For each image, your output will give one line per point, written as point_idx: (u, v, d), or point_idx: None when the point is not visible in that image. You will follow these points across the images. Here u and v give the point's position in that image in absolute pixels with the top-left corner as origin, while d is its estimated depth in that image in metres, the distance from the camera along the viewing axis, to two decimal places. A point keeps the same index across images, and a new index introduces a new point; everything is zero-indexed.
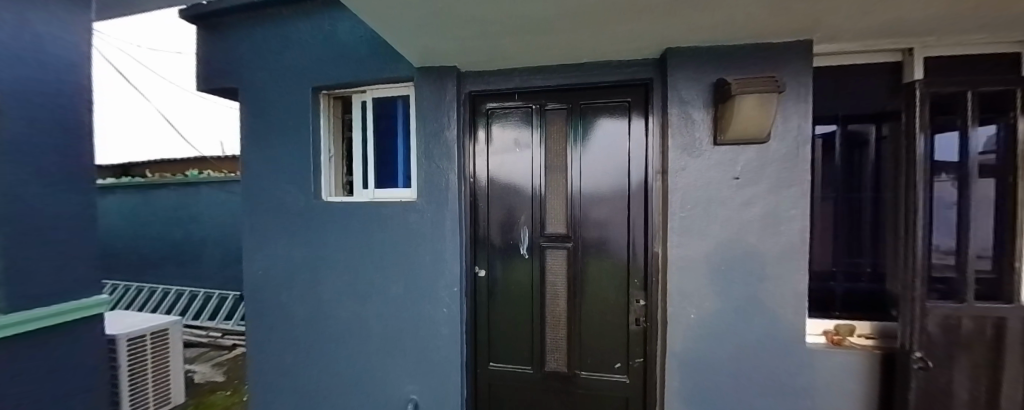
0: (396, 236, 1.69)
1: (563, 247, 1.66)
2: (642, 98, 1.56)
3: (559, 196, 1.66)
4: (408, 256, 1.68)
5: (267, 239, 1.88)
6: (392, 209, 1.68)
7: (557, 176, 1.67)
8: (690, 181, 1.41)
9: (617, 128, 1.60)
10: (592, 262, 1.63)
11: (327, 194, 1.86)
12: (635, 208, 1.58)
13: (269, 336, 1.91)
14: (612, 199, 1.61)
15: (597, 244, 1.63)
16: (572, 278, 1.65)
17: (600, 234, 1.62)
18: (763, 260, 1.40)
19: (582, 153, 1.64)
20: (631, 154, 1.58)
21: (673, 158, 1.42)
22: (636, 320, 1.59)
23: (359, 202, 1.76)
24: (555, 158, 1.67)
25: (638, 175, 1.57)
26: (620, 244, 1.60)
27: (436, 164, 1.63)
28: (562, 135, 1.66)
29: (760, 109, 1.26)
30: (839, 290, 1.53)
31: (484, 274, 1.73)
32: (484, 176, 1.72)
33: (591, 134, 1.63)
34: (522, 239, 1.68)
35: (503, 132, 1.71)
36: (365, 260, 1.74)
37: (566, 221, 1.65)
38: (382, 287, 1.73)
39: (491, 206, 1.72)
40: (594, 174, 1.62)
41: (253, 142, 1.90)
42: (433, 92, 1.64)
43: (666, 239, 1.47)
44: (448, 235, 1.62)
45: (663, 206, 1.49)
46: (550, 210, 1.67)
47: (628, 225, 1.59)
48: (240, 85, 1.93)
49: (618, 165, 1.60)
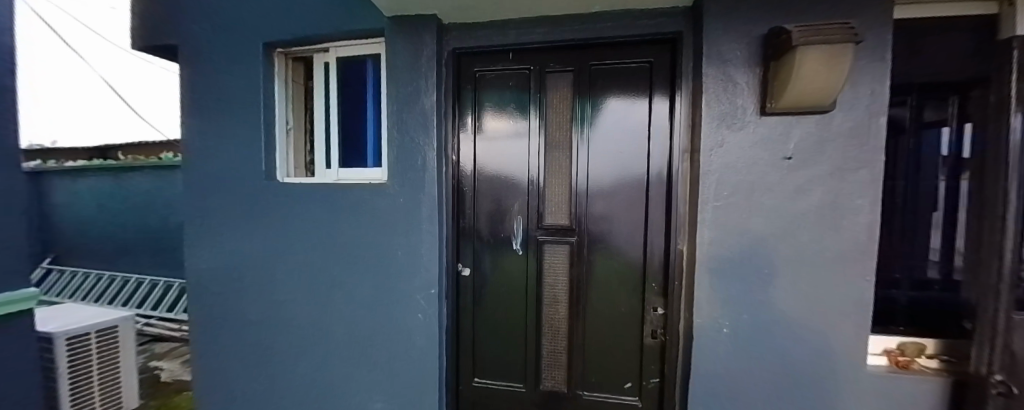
0: (362, 226, 1.39)
1: (565, 244, 1.36)
2: (668, 58, 1.25)
3: (562, 181, 1.37)
4: (376, 251, 1.38)
5: (212, 227, 1.58)
6: (358, 193, 1.38)
7: (559, 156, 1.37)
8: (728, 160, 1.11)
9: (634, 97, 1.29)
10: (599, 261, 1.34)
11: (282, 175, 1.55)
12: (652, 196, 1.28)
13: (218, 341, 1.63)
14: (625, 185, 1.31)
15: (606, 240, 1.34)
16: (574, 280, 1.36)
17: (610, 227, 1.33)
18: (817, 263, 1.11)
19: (589, 129, 1.33)
20: (650, 128, 1.27)
21: (707, 131, 1.12)
22: (652, 333, 1.31)
23: (318, 183, 1.45)
24: (556, 134, 1.36)
25: (659, 155, 1.26)
26: (633, 240, 1.31)
27: (411, 138, 1.32)
28: (565, 107, 1.35)
29: (819, 67, 0.93)
30: (902, 300, 1.24)
31: (469, 273, 1.44)
32: (470, 155, 1.41)
33: (601, 103, 1.32)
34: (514, 231, 1.39)
35: (492, 101, 1.40)
36: (326, 254, 1.45)
37: (569, 212, 1.36)
38: (347, 287, 1.44)
39: (478, 191, 1.42)
40: (604, 155, 1.32)
41: (196, 112, 1.58)
42: (407, 49, 1.32)
43: (694, 234, 1.18)
44: (424, 226, 1.32)
45: (691, 193, 1.18)
46: (548, 197, 1.37)
47: (644, 216, 1.30)
48: (181, 42, 1.60)
49: (633, 142, 1.29)
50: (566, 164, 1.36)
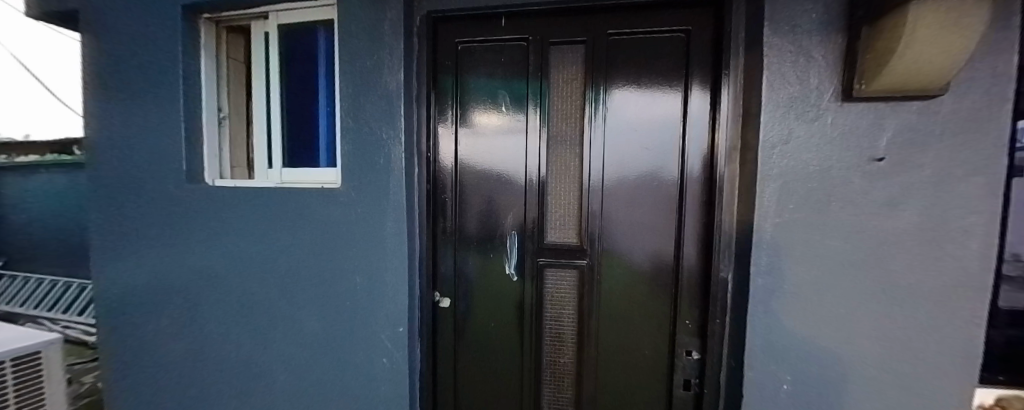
0: (311, 246, 1.08)
1: (572, 267, 1.07)
2: (710, 26, 0.95)
3: (569, 187, 1.07)
4: (328, 277, 1.07)
5: (129, 241, 1.26)
6: (305, 202, 1.07)
7: (565, 155, 1.07)
8: (795, 162, 0.82)
9: (663, 80, 1.00)
10: (615, 290, 1.05)
11: (212, 177, 1.22)
12: (687, 208, 0.99)
13: (143, 381, 1.33)
14: (652, 194, 1.02)
15: (625, 263, 1.05)
16: (584, 314, 1.07)
17: (631, 247, 1.04)
18: (912, 300, 0.83)
19: (605, 122, 1.03)
20: (686, 121, 0.98)
21: (767, 123, 0.83)
22: (684, 383, 1.02)
23: (254, 187, 1.13)
24: (563, 127, 1.06)
25: (699, 156, 0.97)
26: (661, 263, 1.03)
27: (371, 131, 1.00)
28: (573, 92, 1.05)
29: (943, 30, 0.60)
30: (1001, 342, 0.97)
31: (449, 304, 1.13)
32: (452, 154, 1.10)
33: (621, 89, 1.02)
34: (507, 251, 1.09)
35: (478, 83, 1.09)
36: (268, 279, 1.14)
37: (578, 227, 1.06)
38: (294, 321, 1.13)
39: (460, 199, 1.11)
40: (625, 157, 1.03)
41: (104, 96, 1.25)
42: (366, 12, 1.00)
43: (746, 260, 0.88)
44: (388, 246, 1.01)
45: (743, 206, 0.89)
46: (552, 208, 1.07)
47: (675, 233, 1.01)
48: (82, 6, 1.25)
49: (663, 139, 1.00)
50: (574, 167, 1.06)
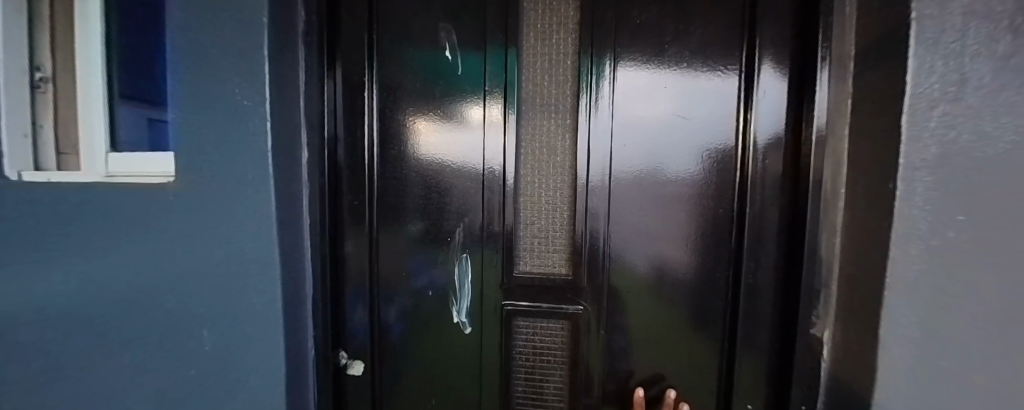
0: (137, 281, 0.66)
1: (558, 314, 0.72)
2: None
3: (557, 192, 0.72)
4: (166, 334, 0.65)
5: None
6: (128, 206, 0.66)
7: (543, 132, 0.71)
8: (975, 132, 0.42)
9: (708, 34, 0.65)
10: (628, 347, 0.71)
11: (18, 169, 0.77)
12: (737, 229, 0.65)
13: None
14: (686, 204, 0.67)
15: (636, 306, 0.71)
16: (579, 381, 0.73)
17: (648, 281, 0.70)
18: None
19: (618, 95, 0.68)
20: (751, 97, 0.62)
21: (922, 63, 0.43)
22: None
23: (57, 180, 0.71)
24: (536, 105, 0.71)
25: (770, 149, 0.61)
26: (698, 310, 0.69)
27: (218, 89, 0.59)
28: (557, 49, 0.70)
29: None
30: None
31: (360, 373, 0.75)
32: (372, 141, 0.71)
33: (637, 44, 0.67)
34: (455, 287, 0.74)
35: (400, 30, 0.71)
36: (82, 331, 0.71)
37: (572, 251, 0.72)
38: (116, 395, 0.71)
39: (391, 210, 0.73)
40: (649, 151, 0.68)
41: None
42: None
43: (872, 320, 0.48)
44: (244, 287, 0.59)
45: (862, 220, 0.49)
46: (528, 224, 0.73)
47: (717, 267, 0.67)
48: None
49: (709, 123, 0.65)
50: (569, 167, 0.71)
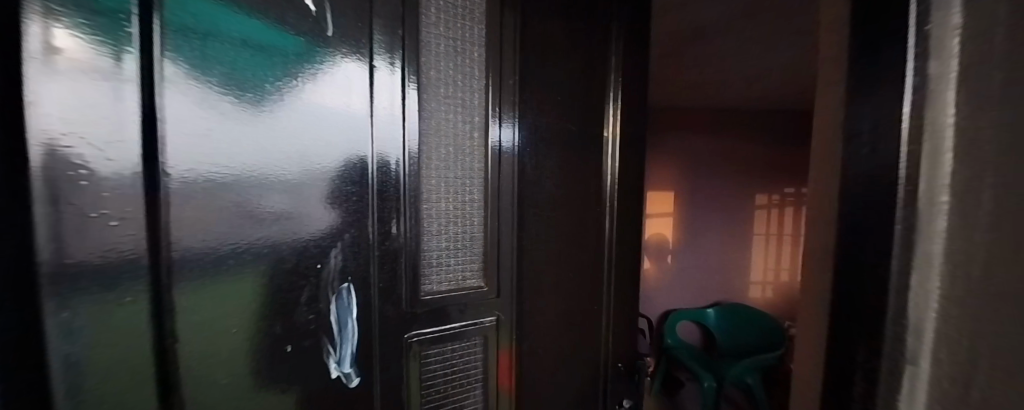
0: None
1: (476, 330, 0.84)
2: (617, 52, 1.00)
3: (455, 204, 0.79)
4: None
5: None
6: None
7: (446, 146, 0.78)
8: None
9: (588, 83, 0.96)
10: (535, 327, 0.93)
11: None
12: (596, 218, 1.00)
13: None
14: (573, 201, 0.95)
15: (542, 292, 0.93)
16: (492, 386, 0.88)
17: (546, 273, 0.93)
18: None
19: (522, 120, 0.86)
20: (606, 133, 0.99)
21: None
22: (606, 386, 1.08)
23: None
24: (433, 124, 0.75)
25: (617, 168, 1.00)
26: (582, 287, 1.00)
27: None
28: (467, 81, 0.80)
29: None
30: None
31: None
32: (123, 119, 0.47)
33: (525, 91, 0.87)
34: (332, 329, 0.64)
35: None
36: None
37: (480, 260, 0.83)
38: None
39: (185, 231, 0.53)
40: (552, 166, 0.92)
41: None
42: None
43: None
44: None
45: (985, 253, 0.26)
46: (448, 226, 0.78)
47: (588, 245, 0.99)
48: None
49: (527, 132, 0.87)
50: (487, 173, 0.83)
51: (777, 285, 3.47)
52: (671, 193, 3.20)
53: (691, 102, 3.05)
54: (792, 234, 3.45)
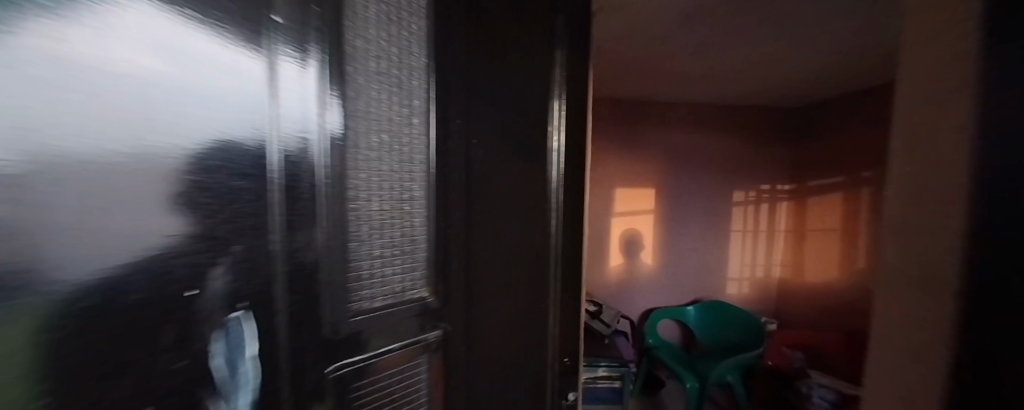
0: None
1: (419, 345, 0.76)
2: (565, 42, 0.94)
3: (393, 211, 0.70)
4: None
5: None
6: None
7: (382, 145, 0.68)
8: None
9: (530, 71, 0.90)
10: (483, 334, 0.89)
11: None
12: (544, 216, 0.93)
13: None
14: (518, 199, 0.90)
15: (491, 299, 0.90)
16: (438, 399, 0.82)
17: (495, 280, 0.89)
18: None
19: (465, 116, 0.82)
20: (555, 124, 0.93)
21: None
22: (560, 394, 1.02)
23: None
24: (360, 117, 0.64)
25: (564, 161, 0.95)
26: (531, 291, 0.94)
27: None
28: (407, 76, 0.72)
29: None
30: None
31: None
32: None
33: (469, 91, 0.83)
34: (215, 376, 0.46)
35: None
36: None
37: (423, 271, 0.76)
38: None
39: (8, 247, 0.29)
40: (496, 164, 0.87)
41: None
42: None
43: None
44: None
45: None
46: (383, 235, 0.68)
47: (536, 244, 0.93)
48: None
49: (472, 135, 0.83)
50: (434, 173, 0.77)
51: (753, 280, 3.49)
52: (652, 189, 3.16)
53: (669, 97, 2.99)
54: (767, 230, 3.47)
